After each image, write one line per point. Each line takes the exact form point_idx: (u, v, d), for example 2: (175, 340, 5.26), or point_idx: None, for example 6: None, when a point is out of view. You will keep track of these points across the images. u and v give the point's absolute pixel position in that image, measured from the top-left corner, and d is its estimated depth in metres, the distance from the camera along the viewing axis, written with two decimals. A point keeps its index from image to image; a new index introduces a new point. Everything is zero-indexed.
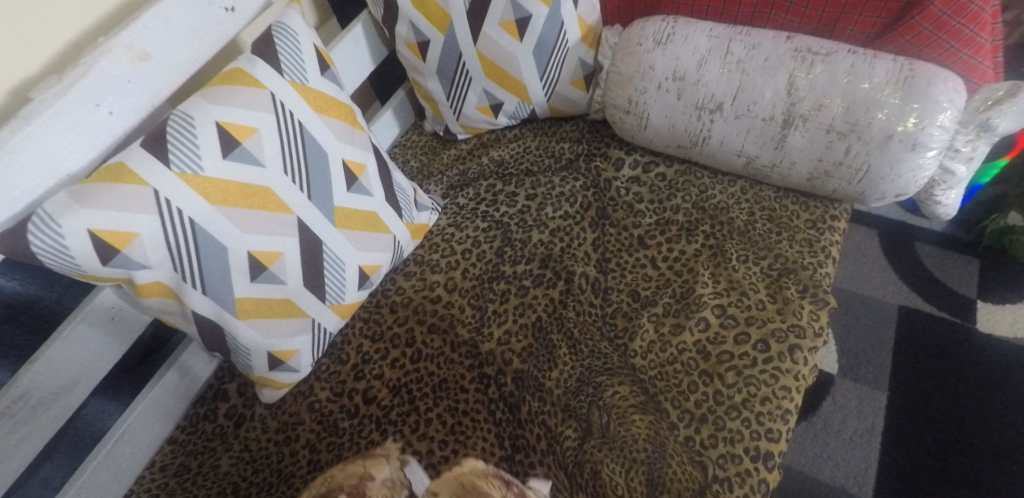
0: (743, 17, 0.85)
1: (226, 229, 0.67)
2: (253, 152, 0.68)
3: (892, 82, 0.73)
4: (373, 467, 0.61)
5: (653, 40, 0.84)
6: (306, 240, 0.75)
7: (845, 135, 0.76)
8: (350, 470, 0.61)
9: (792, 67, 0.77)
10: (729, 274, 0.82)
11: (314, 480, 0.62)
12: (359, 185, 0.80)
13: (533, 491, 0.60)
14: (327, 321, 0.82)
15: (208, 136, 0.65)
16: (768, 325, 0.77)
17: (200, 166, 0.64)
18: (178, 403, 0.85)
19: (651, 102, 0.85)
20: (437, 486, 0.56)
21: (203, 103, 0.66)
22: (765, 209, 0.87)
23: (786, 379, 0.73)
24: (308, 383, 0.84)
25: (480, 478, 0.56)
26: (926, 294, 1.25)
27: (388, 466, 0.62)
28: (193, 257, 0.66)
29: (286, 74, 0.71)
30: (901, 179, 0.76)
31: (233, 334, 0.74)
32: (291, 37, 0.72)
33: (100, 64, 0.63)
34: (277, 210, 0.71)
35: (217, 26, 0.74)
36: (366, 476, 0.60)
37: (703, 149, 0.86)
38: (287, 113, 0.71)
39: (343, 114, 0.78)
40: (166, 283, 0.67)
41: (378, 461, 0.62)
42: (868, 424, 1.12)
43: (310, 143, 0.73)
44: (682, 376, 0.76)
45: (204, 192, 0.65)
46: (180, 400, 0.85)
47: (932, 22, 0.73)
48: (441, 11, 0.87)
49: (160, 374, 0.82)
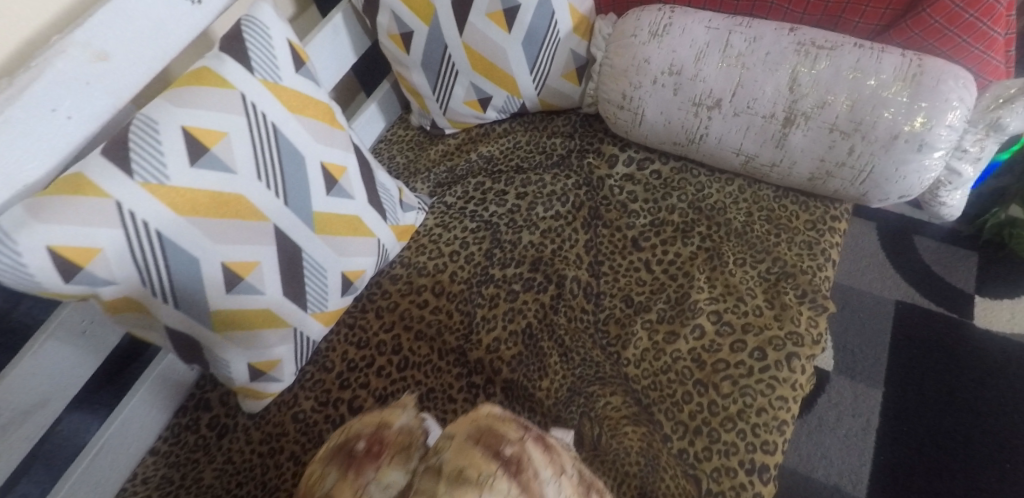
0: (744, 6, 0.81)
1: (198, 240, 0.64)
2: (223, 158, 0.64)
3: (900, 79, 0.69)
4: (389, 414, 0.51)
5: (649, 31, 0.80)
6: (284, 248, 0.71)
7: (849, 134, 0.72)
8: (366, 417, 0.51)
9: (795, 62, 0.73)
10: (726, 278, 0.79)
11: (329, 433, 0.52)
12: (340, 188, 0.76)
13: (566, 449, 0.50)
14: (310, 329, 0.79)
15: (174, 142, 0.61)
16: (765, 332, 0.74)
17: (166, 174, 0.61)
18: (158, 414, 0.82)
19: (646, 97, 0.81)
20: (453, 428, 0.47)
21: (168, 106, 0.62)
22: (763, 210, 0.84)
23: (783, 389, 0.71)
24: (291, 393, 0.82)
25: (500, 420, 0.48)
26: (923, 288, 1.23)
27: (405, 413, 0.51)
28: (162, 271, 0.63)
29: (258, 72, 0.67)
30: (906, 181, 0.73)
31: (210, 347, 0.71)
32: (262, 32, 0.68)
33: (55, 65, 0.58)
34: (252, 218, 0.67)
35: (182, 21, 0.69)
36: (382, 424, 0.49)
37: (700, 146, 0.83)
38: (260, 115, 0.66)
39: (321, 113, 0.73)
40: (134, 297, 0.64)
41: (395, 408, 0.52)
42: (864, 421, 1.11)
43: (285, 146, 0.69)
44: (676, 386, 0.74)
45: (171, 203, 0.61)
46: (160, 411, 0.82)
47: (944, 15, 0.69)
48: (424, 0, 0.83)
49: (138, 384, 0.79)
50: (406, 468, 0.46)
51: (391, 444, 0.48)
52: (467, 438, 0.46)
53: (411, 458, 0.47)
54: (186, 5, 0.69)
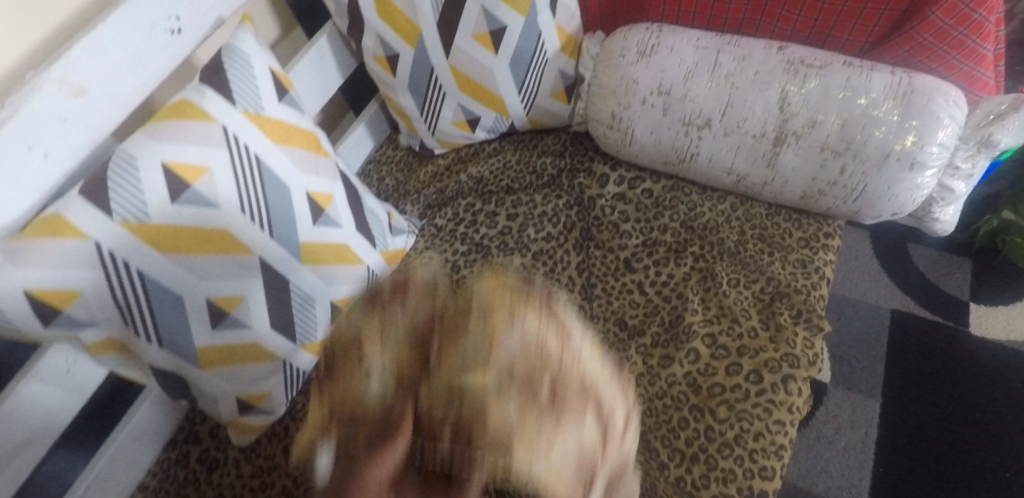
0: (732, 24, 0.80)
1: (181, 277, 0.63)
2: (205, 193, 0.62)
3: (891, 97, 0.68)
4: (412, 271, 0.56)
5: (636, 52, 0.79)
6: (271, 281, 0.70)
7: (840, 153, 0.71)
8: (392, 276, 0.56)
9: (784, 81, 0.72)
10: (719, 299, 0.78)
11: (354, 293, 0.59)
12: (326, 217, 0.74)
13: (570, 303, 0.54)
14: (300, 362, 0.77)
15: (154, 179, 0.59)
16: (760, 355, 0.74)
17: (145, 212, 0.59)
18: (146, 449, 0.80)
19: (635, 118, 0.80)
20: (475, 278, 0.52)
21: (147, 142, 0.60)
22: (756, 228, 0.83)
23: (780, 412, 0.70)
24: (282, 424, 0.81)
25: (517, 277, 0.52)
26: (918, 296, 1.23)
27: (428, 271, 0.56)
28: (145, 310, 0.62)
29: (240, 103, 0.65)
30: (899, 199, 0.72)
31: (197, 383, 0.71)
32: (243, 62, 0.66)
33: (30, 103, 0.57)
34: (236, 253, 0.66)
35: (161, 51, 0.68)
36: (407, 277, 0.54)
37: (690, 166, 0.82)
38: (243, 147, 0.65)
39: (305, 142, 0.72)
40: (118, 338, 0.64)
41: (417, 268, 0.57)
42: (862, 433, 1.10)
43: (269, 177, 0.67)
44: (672, 412, 0.73)
45: (152, 241, 0.60)
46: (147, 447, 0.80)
47: (932, 32, 0.68)
48: (409, 23, 0.82)
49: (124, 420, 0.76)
50: (429, 308, 0.51)
51: (412, 292, 0.53)
52: (497, 282, 0.50)
53: (433, 301, 0.52)
54: (166, 35, 0.68)
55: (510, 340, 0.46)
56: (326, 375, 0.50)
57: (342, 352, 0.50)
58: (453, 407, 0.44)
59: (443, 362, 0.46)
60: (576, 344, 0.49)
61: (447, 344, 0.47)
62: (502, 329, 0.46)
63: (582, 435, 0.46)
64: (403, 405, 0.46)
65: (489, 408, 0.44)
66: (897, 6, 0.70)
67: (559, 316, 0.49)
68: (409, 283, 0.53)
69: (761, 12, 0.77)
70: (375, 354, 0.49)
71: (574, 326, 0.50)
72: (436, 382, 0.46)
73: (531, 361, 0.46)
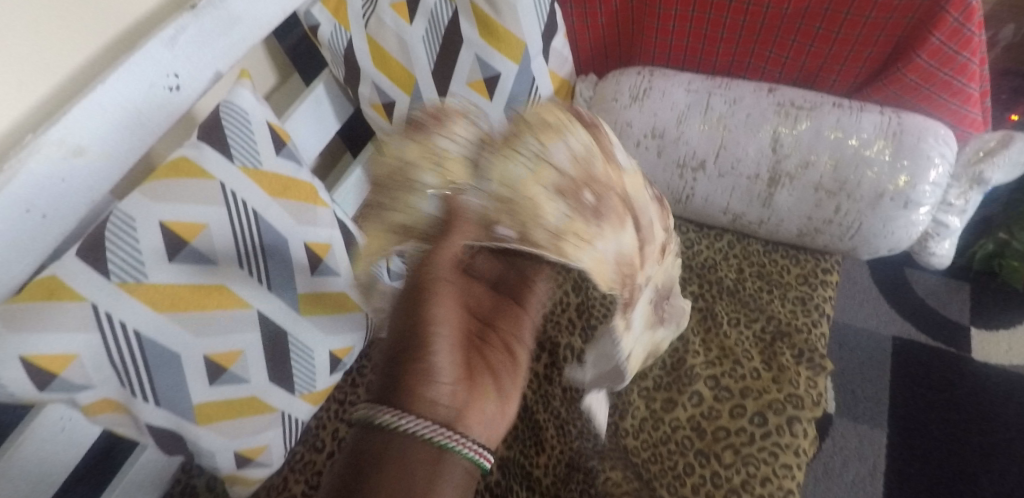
0: (721, 66, 0.82)
1: (179, 335, 0.63)
2: (203, 250, 0.63)
3: (882, 137, 0.69)
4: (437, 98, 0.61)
5: (629, 96, 0.80)
6: (269, 334, 0.70)
7: (834, 193, 0.72)
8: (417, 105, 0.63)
9: (775, 123, 0.73)
10: (721, 340, 0.79)
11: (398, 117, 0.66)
12: (325, 267, 0.74)
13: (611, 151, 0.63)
14: (298, 411, 0.77)
15: (152, 239, 0.59)
16: (764, 396, 0.73)
17: (144, 272, 0.59)
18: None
19: (630, 160, 0.81)
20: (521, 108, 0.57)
21: (143, 201, 0.60)
22: (754, 266, 0.84)
23: (786, 456, 0.69)
24: (280, 476, 0.81)
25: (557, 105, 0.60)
26: (918, 323, 1.22)
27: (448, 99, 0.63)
28: (140, 370, 0.61)
29: (237, 159, 0.66)
30: (895, 236, 0.73)
31: (193, 440, 0.69)
32: (240, 117, 0.67)
33: (29, 166, 0.57)
34: (233, 307, 0.66)
35: (160, 108, 0.68)
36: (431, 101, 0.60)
37: (687, 206, 0.83)
38: (241, 203, 0.65)
39: (301, 192, 0.72)
40: (114, 398, 0.62)
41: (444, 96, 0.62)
42: (870, 465, 1.09)
43: (267, 230, 0.68)
44: (677, 458, 0.72)
45: (150, 300, 0.60)
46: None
47: (919, 73, 0.69)
48: (405, 72, 0.83)
49: (119, 476, 0.76)
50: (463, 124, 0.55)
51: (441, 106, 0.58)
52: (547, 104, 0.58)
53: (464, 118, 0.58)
54: (165, 92, 0.68)
55: (559, 152, 0.54)
56: (365, 202, 0.55)
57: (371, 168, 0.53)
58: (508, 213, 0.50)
59: (495, 165, 0.51)
60: (612, 159, 0.61)
61: (502, 151, 0.51)
62: (554, 144, 0.53)
63: (622, 244, 0.58)
64: (458, 227, 0.50)
65: (541, 210, 0.51)
66: (883, 48, 0.71)
67: (599, 137, 0.60)
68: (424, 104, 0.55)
69: (749, 55, 0.79)
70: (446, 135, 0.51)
71: (613, 154, 0.62)
72: (487, 185, 0.50)
73: (576, 189, 0.54)
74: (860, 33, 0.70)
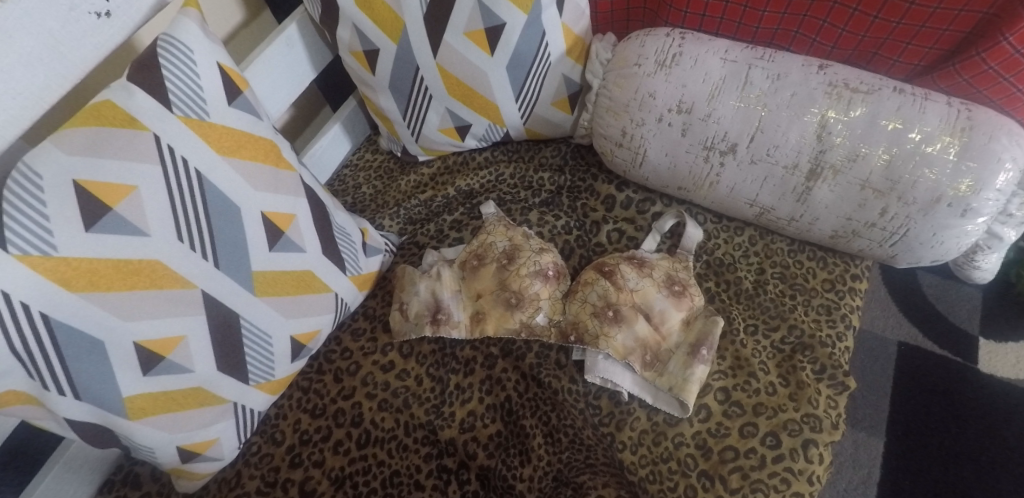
0: (764, 35, 0.71)
1: (99, 319, 0.52)
2: (130, 218, 0.52)
3: (947, 131, 0.59)
4: (522, 245, 0.75)
5: (655, 61, 0.69)
6: (215, 316, 0.59)
7: (883, 193, 0.62)
8: (503, 237, 0.76)
9: (825, 106, 0.62)
10: (736, 349, 0.70)
11: (477, 235, 0.78)
12: (286, 241, 0.63)
13: (638, 256, 0.74)
14: (254, 402, 0.66)
15: (65, 203, 0.49)
16: (779, 415, 0.65)
17: (53, 243, 0.49)
18: (83, 491, 0.68)
19: (649, 136, 0.71)
20: (586, 274, 0.73)
21: (58, 155, 0.50)
22: (777, 266, 0.75)
23: (799, 484, 0.61)
24: (233, 468, 0.68)
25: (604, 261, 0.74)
26: (924, 329, 1.06)
27: (543, 253, 0.74)
28: (53, 359, 0.51)
29: (176, 108, 0.55)
30: (943, 246, 0.63)
31: (127, 435, 0.58)
32: (183, 57, 0.55)
33: None
34: (172, 286, 0.56)
35: (85, 38, 0.56)
36: (517, 258, 0.73)
37: (708, 194, 0.73)
38: (181, 161, 0.55)
39: (260, 153, 0.61)
40: (23, 390, 0.52)
41: (524, 245, 0.75)
42: (864, 474, 0.95)
43: (213, 197, 0.57)
44: (678, 478, 0.64)
45: (60, 278, 0.50)
46: (84, 488, 0.68)
47: (1000, 61, 0.58)
48: (391, 14, 0.71)
49: (52, 459, 0.65)
50: (542, 271, 0.73)
51: (514, 259, 0.74)
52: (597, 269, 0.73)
53: (526, 264, 0.73)
54: (91, 19, 0.56)
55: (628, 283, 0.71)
56: (502, 292, 0.72)
57: (502, 286, 0.72)
58: (585, 321, 0.70)
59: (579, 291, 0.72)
60: (644, 266, 0.73)
61: (586, 283, 0.72)
62: (631, 273, 0.71)
63: (636, 333, 0.69)
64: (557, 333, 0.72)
65: (603, 338, 0.68)
66: (961, 26, 0.60)
67: (642, 263, 0.73)
68: (524, 248, 0.74)
69: (799, 24, 0.67)
70: (543, 288, 0.72)
71: (645, 259, 0.74)
72: (580, 300, 0.71)
73: (621, 312, 0.69)
74: (939, 5, 0.59)
